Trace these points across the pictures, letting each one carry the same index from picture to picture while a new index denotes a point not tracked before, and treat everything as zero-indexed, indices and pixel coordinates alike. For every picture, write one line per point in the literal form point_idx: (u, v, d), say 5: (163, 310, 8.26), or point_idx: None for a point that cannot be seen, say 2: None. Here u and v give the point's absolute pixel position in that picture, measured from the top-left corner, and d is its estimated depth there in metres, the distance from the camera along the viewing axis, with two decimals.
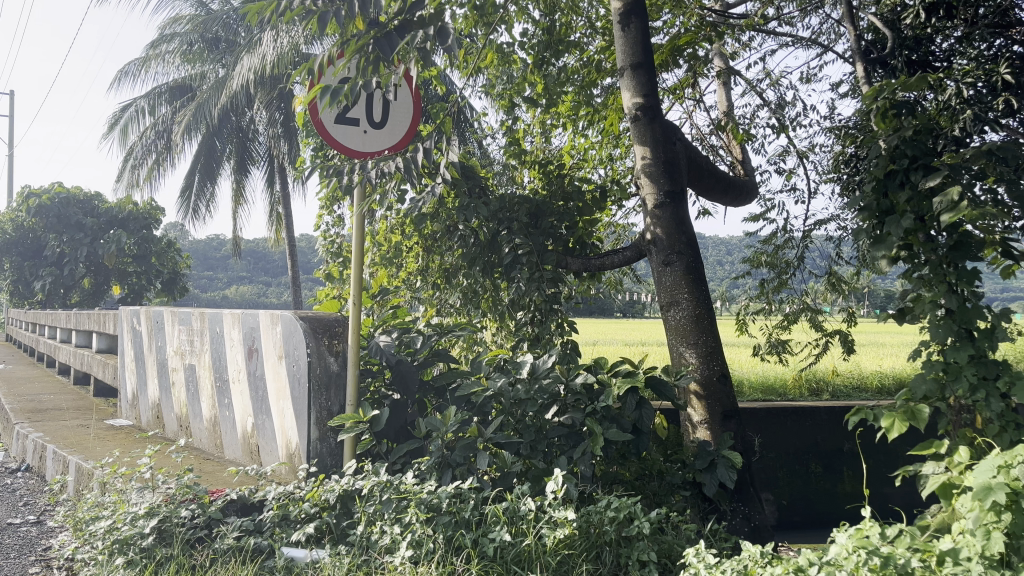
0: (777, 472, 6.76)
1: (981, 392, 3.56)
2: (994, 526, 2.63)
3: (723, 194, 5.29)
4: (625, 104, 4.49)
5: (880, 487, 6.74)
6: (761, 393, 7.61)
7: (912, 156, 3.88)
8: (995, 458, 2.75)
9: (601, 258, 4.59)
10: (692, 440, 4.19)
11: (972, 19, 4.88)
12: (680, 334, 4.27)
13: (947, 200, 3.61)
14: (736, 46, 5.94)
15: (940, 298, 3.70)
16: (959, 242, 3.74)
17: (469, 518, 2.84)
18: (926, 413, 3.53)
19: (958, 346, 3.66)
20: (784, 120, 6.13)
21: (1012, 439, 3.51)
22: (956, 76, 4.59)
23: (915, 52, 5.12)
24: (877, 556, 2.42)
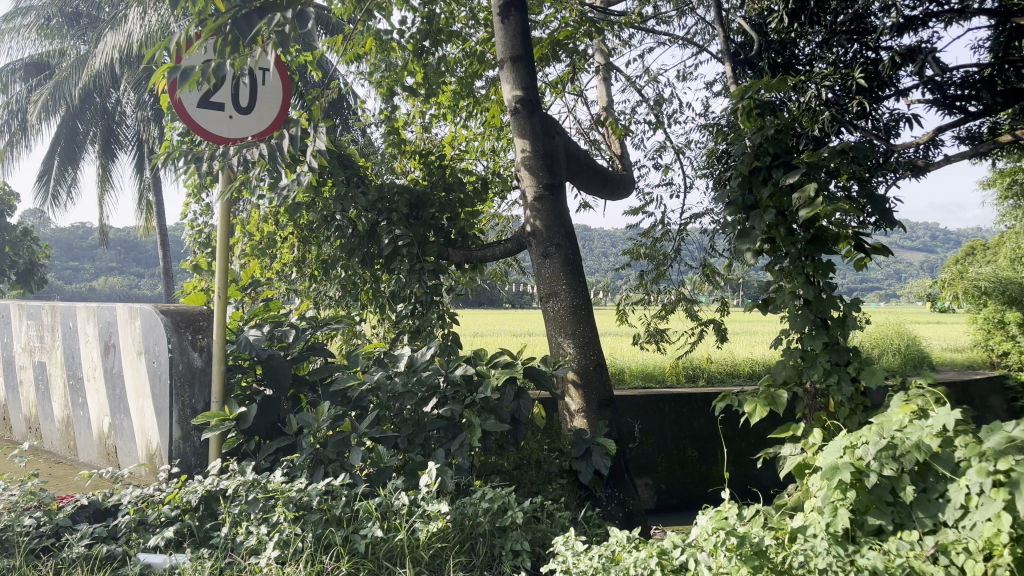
0: (654, 457, 6.96)
1: (834, 376, 3.80)
2: (841, 503, 2.80)
3: (601, 187, 5.40)
4: (505, 95, 4.51)
5: (750, 469, 7.09)
6: (641, 380, 7.86)
7: (774, 153, 4.09)
8: (842, 439, 2.95)
9: (483, 250, 4.59)
10: (570, 428, 4.26)
11: (831, 26, 5.15)
12: (558, 324, 4.34)
13: (805, 195, 3.83)
14: (617, 42, 6.06)
15: (798, 288, 3.91)
16: (816, 237, 3.98)
17: (341, 515, 2.79)
18: (785, 397, 3.76)
19: (814, 334, 3.89)
20: (661, 116, 6.32)
21: (861, 421, 3.78)
22: (816, 79, 4.87)
23: (780, 54, 5.35)
24: (734, 536, 2.54)
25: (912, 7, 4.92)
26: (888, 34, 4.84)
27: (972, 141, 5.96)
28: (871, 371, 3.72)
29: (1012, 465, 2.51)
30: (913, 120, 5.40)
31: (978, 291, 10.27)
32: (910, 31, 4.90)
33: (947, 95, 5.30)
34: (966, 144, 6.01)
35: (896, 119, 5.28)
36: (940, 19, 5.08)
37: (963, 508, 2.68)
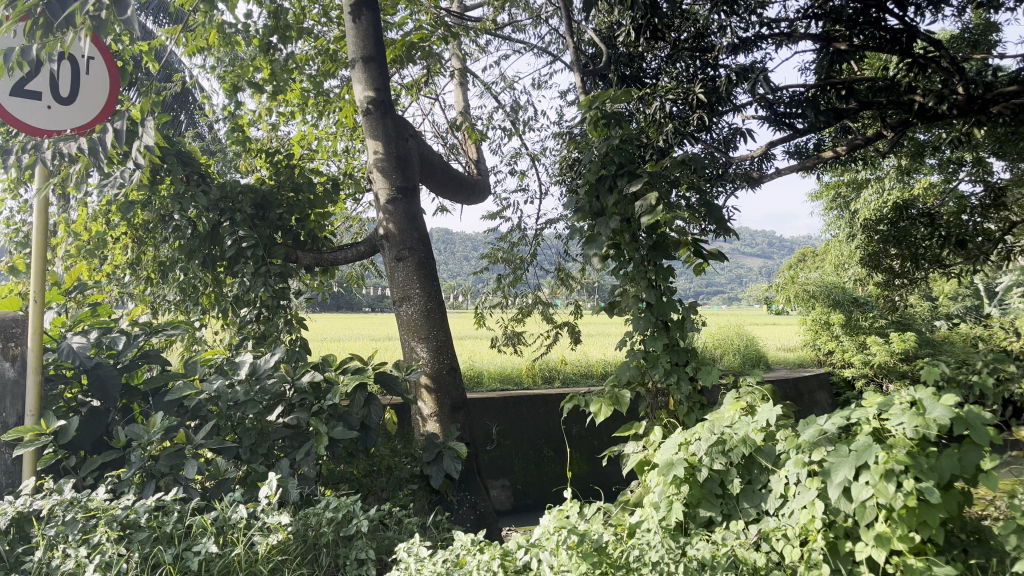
0: (511, 458, 7.04)
1: (673, 376, 4.00)
2: (675, 498, 2.98)
3: (456, 191, 5.42)
4: (357, 95, 4.44)
5: (601, 467, 7.31)
6: (499, 382, 7.97)
7: (619, 162, 4.23)
8: (677, 436, 3.12)
9: (334, 253, 4.50)
10: (422, 433, 4.24)
11: (675, 42, 5.42)
12: (411, 328, 4.30)
13: (647, 204, 3.99)
14: (473, 47, 6.10)
15: (641, 292, 4.08)
16: (658, 242, 4.12)
17: (172, 532, 2.65)
18: (628, 397, 3.93)
19: (655, 336, 4.08)
20: (517, 123, 6.43)
21: (697, 417, 4.00)
22: (660, 93, 5.12)
23: (630, 67, 5.56)
24: (575, 534, 2.62)
25: (746, 28, 5.25)
26: (725, 53, 5.13)
27: (799, 156, 6.46)
28: (707, 370, 3.94)
29: (823, 456, 2.72)
30: (748, 134, 5.76)
31: (807, 294, 11.15)
32: (744, 51, 5.22)
33: (778, 112, 5.69)
34: (795, 158, 6.49)
35: (733, 133, 5.61)
36: (771, 42, 5.44)
37: (782, 496, 2.89)
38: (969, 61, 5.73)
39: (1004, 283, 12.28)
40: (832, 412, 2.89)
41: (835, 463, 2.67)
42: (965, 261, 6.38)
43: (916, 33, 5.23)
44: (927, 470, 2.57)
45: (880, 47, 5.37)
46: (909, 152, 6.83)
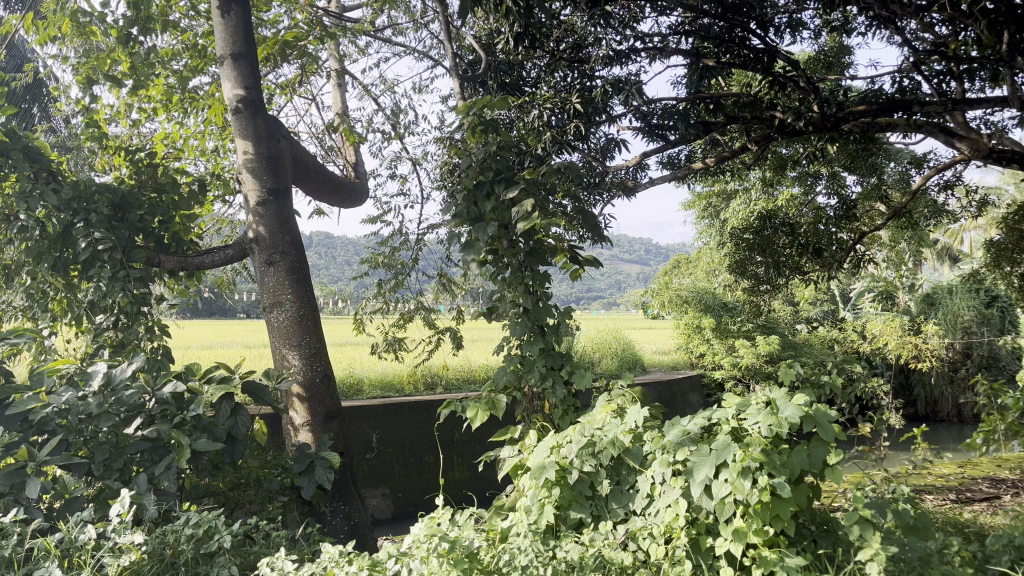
0: (391, 465, 6.95)
1: (548, 380, 4.05)
2: (546, 501, 3.06)
3: (331, 195, 5.31)
4: (225, 93, 4.29)
5: (478, 474, 7.37)
6: (380, 390, 7.86)
7: (496, 169, 4.26)
8: (550, 439, 3.16)
9: (201, 257, 4.32)
10: (294, 443, 4.13)
11: (553, 52, 5.53)
12: (283, 335, 4.18)
13: (523, 210, 4.03)
14: (352, 48, 6.00)
15: (518, 297, 4.10)
16: (535, 248, 4.19)
17: (9, 557, 2.45)
18: (503, 402, 3.96)
19: (532, 340, 4.12)
20: (398, 126, 6.36)
21: (572, 420, 4.07)
22: (538, 102, 5.20)
23: (510, 75, 5.62)
24: (446, 541, 2.60)
25: (621, 42, 5.40)
26: (600, 65, 5.26)
27: (672, 167, 6.71)
28: (581, 373, 4.02)
29: (686, 455, 2.83)
30: (623, 144, 5.93)
31: (681, 299, 11.71)
32: (619, 63, 5.36)
33: (651, 124, 5.89)
34: (668, 168, 6.74)
35: (609, 142, 5.76)
36: (645, 55, 5.62)
37: (649, 496, 2.99)
38: (824, 81, 6.11)
39: (856, 289, 13.19)
40: (695, 413, 3.00)
41: (696, 463, 2.78)
42: (821, 268, 6.80)
43: (777, 53, 5.52)
44: (780, 466, 2.70)
45: (744, 64, 5.64)
46: (772, 165, 7.24)
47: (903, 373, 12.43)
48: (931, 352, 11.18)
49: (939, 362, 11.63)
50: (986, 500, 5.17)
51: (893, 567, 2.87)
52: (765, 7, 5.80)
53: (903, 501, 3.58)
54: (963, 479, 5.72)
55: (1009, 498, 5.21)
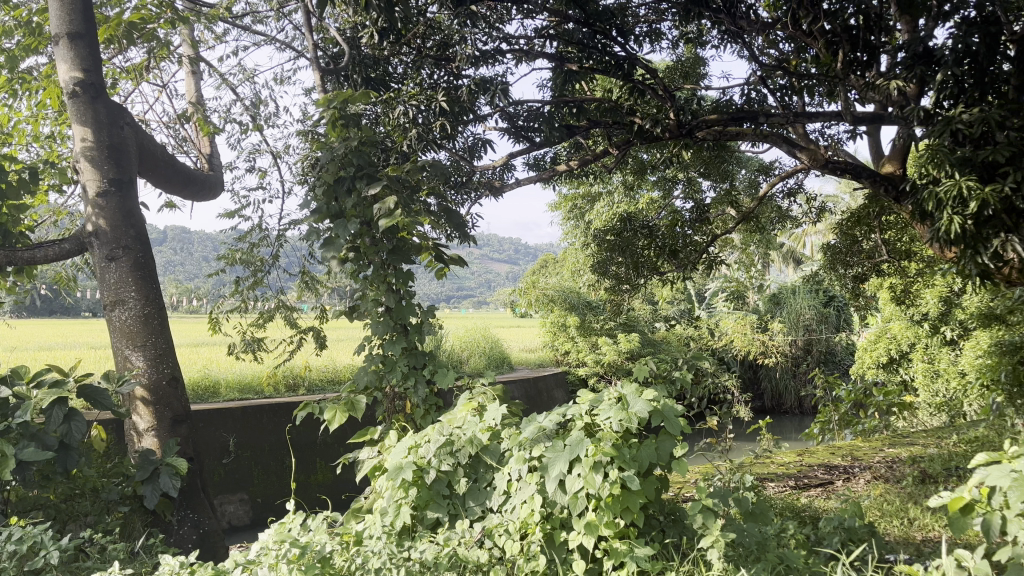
0: (250, 471, 6.71)
1: (410, 379, 4.02)
2: (403, 501, 3.04)
3: (183, 187, 5.05)
4: (61, 75, 4.03)
5: (340, 476, 7.28)
6: (238, 392, 7.55)
7: (358, 165, 4.17)
8: (408, 439, 3.14)
9: (32, 250, 4.01)
10: (138, 449, 3.93)
11: (420, 49, 5.53)
12: (126, 335, 3.97)
13: (385, 208, 3.97)
14: (208, 34, 5.72)
15: (381, 296, 4.03)
16: (398, 246, 4.14)
17: None
18: (363, 402, 3.90)
19: (394, 339, 4.07)
20: (258, 117, 6.12)
21: (433, 419, 4.06)
22: (404, 98, 5.15)
23: (375, 69, 5.52)
24: (297, 547, 2.54)
25: (487, 42, 5.42)
26: (466, 64, 5.26)
27: (538, 169, 6.82)
28: (444, 373, 4.01)
29: (542, 451, 2.88)
30: (490, 144, 5.97)
31: (546, 298, 12.07)
32: (486, 63, 5.39)
33: (517, 125, 5.97)
34: (534, 170, 6.84)
35: (476, 142, 5.79)
36: (511, 56, 5.68)
37: (505, 493, 3.03)
38: (681, 90, 6.38)
39: (711, 289, 13.89)
40: (551, 409, 3.07)
41: (552, 458, 2.84)
42: (677, 268, 7.12)
43: (636, 61, 5.72)
44: (629, 459, 2.80)
45: (606, 70, 5.80)
46: (633, 169, 7.51)
47: (752, 368, 13.21)
48: (776, 348, 11.95)
49: (783, 357, 12.45)
50: (821, 486, 5.57)
51: (732, 553, 3.05)
52: (625, 16, 6.00)
53: (744, 490, 3.80)
54: (802, 466, 6.16)
55: (840, 483, 5.64)
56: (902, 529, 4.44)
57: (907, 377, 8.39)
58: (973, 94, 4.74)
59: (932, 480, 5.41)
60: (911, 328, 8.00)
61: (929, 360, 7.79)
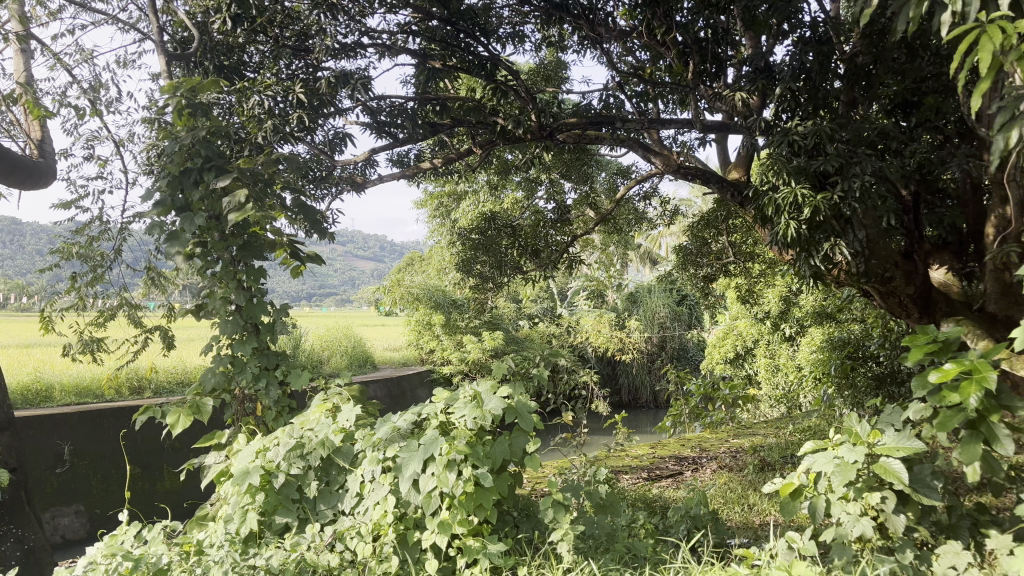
0: (86, 480, 6.28)
1: (262, 381, 3.88)
2: (250, 507, 2.95)
3: (8, 175, 4.64)
4: None
5: (185, 484, 6.98)
6: (75, 396, 7.07)
7: (206, 156, 3.96)
8: (255, 442, 3.04)
9: None
10: None
11: (277, 38, 5.34)
12: None
13: (234, 202, 3.81)
14: (40, 9, 5.28)
15: (230, 294, 3.85)
16: (249, 242, 3.98)
17: None
18: (209, 405, 3.73)
19: (244, 340, 3.92)
20: (97, 102, 5.72)
21: (286, 422, 3.95)
22: (259, 88, 4.96)
23: (229, 57, 5.33)
24: (129, 560, 2.41)
25: (347, 35, 5.30)
26: (325, 56, 5.13)
27: (401, 166, 6.76)
28: (296, 374, 3.90)
29: (396, 452, 2.85)
30: (351, 138, 5.86)
31: (411, 296, 11.98)
32: (347, 56, 5.28)
33: (379, 120, 5.85)
34: (397, 166, 6.77)
35: (337, 136, 5.66)
36: (373, 50, 5.59)
37: (358, 495, 2.99)
38: (543, 92, 6.50)
39: (572, 287, 14.25)
40: (405, 409, 3.04)
41: (405, 459, 2.82)
42: (538, 268, 7.23)
43: (498, 61, 5.77)
44: (483, 457, 2.83)
45: (469, 69, 5.81)
46: (496, 169, 7.59)
47: (610, 364, 13.68)
48: (633, 345, 12.43)
49: (639, 353, 12.98)
50: (670, 477, 5.84)
51: (583, 546, 3.14)
52: (489, 17, 6.04)
53: (596, 483, 3.93)
54: (654, 458, 6.44)
55: (689, 473, 5.94)
56: (744, 514, 4.72)
57: (751, 372, 8.95)
58: (808, 108, 5.09)
59: (770, 468, 5.79)
60: (755, 325, 8.52)
61: (770, 355, 8.33)
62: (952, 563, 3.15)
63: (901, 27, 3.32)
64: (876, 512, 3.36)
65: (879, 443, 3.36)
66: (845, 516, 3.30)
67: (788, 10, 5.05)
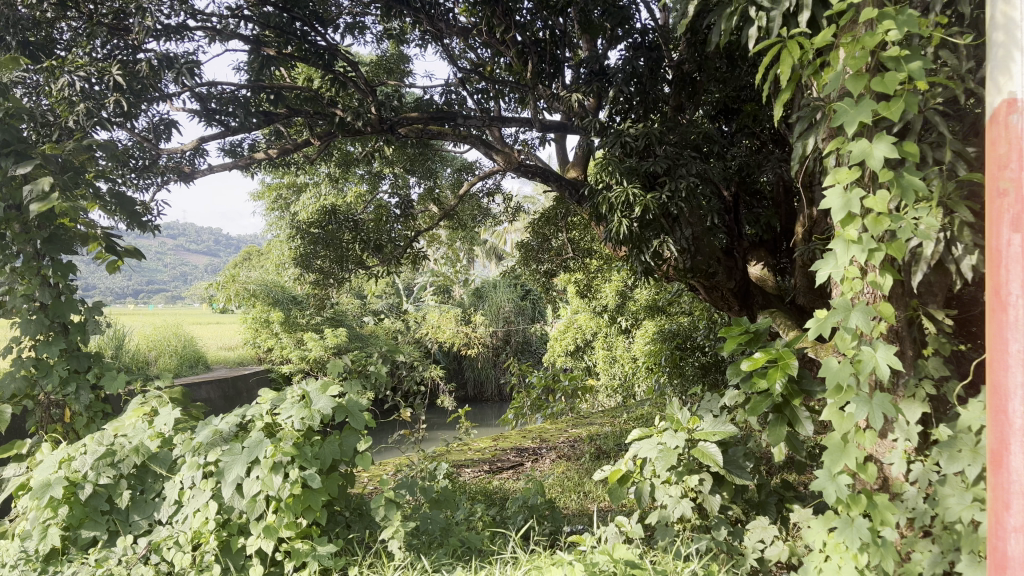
0: None
1: (71, 385, 3.60)
2: (52, 521, 2.75)
3: None
4: None
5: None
6: None
7: (3, 140, 3.59)
8: (59, 452, 2.81)
9: None
10: None
11: (92, 15, 4.94)
12: None
13: (38, 190, 3.49)
14: None
15: (34, 291, 3.55)
16: (54, 235, 3.66)
17: None
18: (7, 413, 3.41)
19: (50, 341, 3.61)
20: None
21: (98, 428, 3.69)
22: (70, 69, 4.58)
23: (37, 33, 4.94)
24: None
25: (171, 15, 5.00)
26: (146, 37, 4.80)
27: (234, 156, 6.46)
28: (111, 376, 3.64)
29: (218, 456, 2.73)
30: (176, 125, 5.53)
31: (247, 292, 11.49)
32: (172, 37, 4.98)
33: (209, 108, 5.54)
34: (229, 156, 6.47)
35: (162, 122, 5.33)
36: (201, 33, 5.29)
37: (176, 503, 2.85)
38: (384, 85, 6.43)
39: (419, 283, 14.22)
40: (227, 411, 2.92)
41: (227, 463, 2.70)
42: (381, 263, 7.14)
43: (336, 52, 5.63)
44: (311, 457, 2.75)
45: (306, 58, 5.63)
46: (338, 161, 7.42)
47: (456, 359, 13.79)
48: (478, 339, 12.57)
49: (484, 348, 13.16)
50: (511, 468, 5.96)
51: (416, 542, 3.14)
52: (328, 6, 5.90)
53: (434, 478, 3.94)
54: (496, 450, 6.55)
55: (529, 464, 6.07)
56: (579, 502, 4.88)
57: (590, 364, 9.29)
58: (639, 111, 5.32)
59: (605, 455, 6.03)
60: (594, 319, 8.84)
61: (608, 347, 8.66)
62: (760, 537, 3.41)
63: (717, 38, 3.53)
64: (694, 493, 3.57)
65: (697, 428, 3.57)
66: (667, 499, 3.49)
67: (619, 16, 5.25)
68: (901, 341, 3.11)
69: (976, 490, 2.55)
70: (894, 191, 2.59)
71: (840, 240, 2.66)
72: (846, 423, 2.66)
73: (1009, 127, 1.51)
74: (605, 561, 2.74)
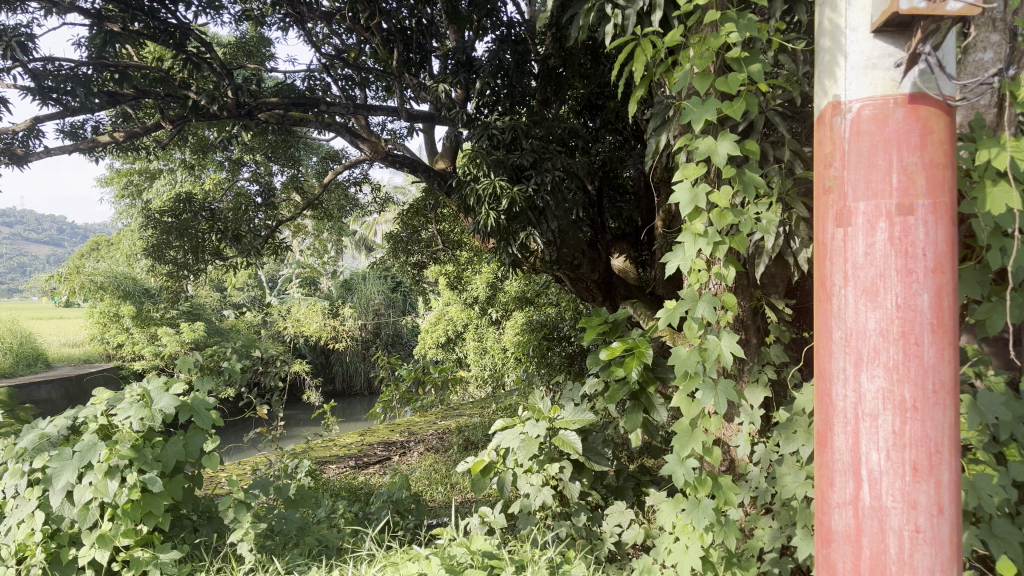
0: None
1: None
2: None
3: None
4: None
5: None
6: None
7: None
8: None
9: None
10: None
11: None
12: None
13: None
14: None
15: None
16: None
17: None
18: None
19: None
20: None
21: None
22: None
23: None
24: None
25: None
26: None
27: (75, 138, 6.01)
28: None
29: (44, 462, 2.53)
30: (6, 103, 5.08)
31: (94, 285, 10.62)
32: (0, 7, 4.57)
33: (43, 86, 5.12)
34: (70, 139, 6.01)
35: None
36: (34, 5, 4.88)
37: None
38: (243, 68, 6.15)
39: (285, 274, 13.76)
40: (56, 414, 2.71)
41: (55, 469, 2.51)
42: (240, 253, 6.80)
43: (188, 30, 5.33)
44: (152, 460, 2.58)
45: (153, 36, 5.30)
46: (194, 146, 7.05)
47: (323, 353, 13.46)
48: (346, 333, 12.31)
49: (353, 341, 12.91)
50: (377, 463, 5.88)
51: (270, 543, 3.02)
52: None
53: (292, 477, 3.81)
54: (362, 446, 6.41)
55: (396, 459, 6.00)
56: (445, 494, 4.87)
57: (461, 355, 9.30)
58: (505, 103, 5.34)
59: (473, 446, 6.04)
60: (464, 311, 8.85)
61: (478, 339, 8.68)
62: (618, 522, 3.50)
63: (576, 33, 3.57)
64: (555, 481, 3.63)
65: (557, 417, 3.63)
66: (528, 488, 3.53)
67: (486, 8, 5.24)
68: (746, 330, 3.27)
69: (809, 469, 2.72)
70: (737, 187, 2.70)
71: (688, 233, 2.75)
72: (693, 409, 2.77)
73: (833, 128, 1.58)
74: (463, 553, 2.73)
